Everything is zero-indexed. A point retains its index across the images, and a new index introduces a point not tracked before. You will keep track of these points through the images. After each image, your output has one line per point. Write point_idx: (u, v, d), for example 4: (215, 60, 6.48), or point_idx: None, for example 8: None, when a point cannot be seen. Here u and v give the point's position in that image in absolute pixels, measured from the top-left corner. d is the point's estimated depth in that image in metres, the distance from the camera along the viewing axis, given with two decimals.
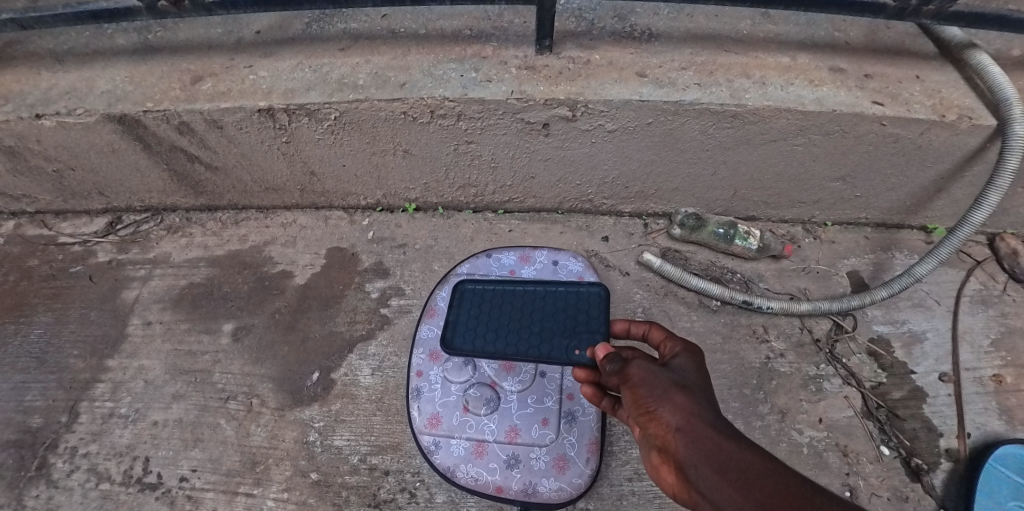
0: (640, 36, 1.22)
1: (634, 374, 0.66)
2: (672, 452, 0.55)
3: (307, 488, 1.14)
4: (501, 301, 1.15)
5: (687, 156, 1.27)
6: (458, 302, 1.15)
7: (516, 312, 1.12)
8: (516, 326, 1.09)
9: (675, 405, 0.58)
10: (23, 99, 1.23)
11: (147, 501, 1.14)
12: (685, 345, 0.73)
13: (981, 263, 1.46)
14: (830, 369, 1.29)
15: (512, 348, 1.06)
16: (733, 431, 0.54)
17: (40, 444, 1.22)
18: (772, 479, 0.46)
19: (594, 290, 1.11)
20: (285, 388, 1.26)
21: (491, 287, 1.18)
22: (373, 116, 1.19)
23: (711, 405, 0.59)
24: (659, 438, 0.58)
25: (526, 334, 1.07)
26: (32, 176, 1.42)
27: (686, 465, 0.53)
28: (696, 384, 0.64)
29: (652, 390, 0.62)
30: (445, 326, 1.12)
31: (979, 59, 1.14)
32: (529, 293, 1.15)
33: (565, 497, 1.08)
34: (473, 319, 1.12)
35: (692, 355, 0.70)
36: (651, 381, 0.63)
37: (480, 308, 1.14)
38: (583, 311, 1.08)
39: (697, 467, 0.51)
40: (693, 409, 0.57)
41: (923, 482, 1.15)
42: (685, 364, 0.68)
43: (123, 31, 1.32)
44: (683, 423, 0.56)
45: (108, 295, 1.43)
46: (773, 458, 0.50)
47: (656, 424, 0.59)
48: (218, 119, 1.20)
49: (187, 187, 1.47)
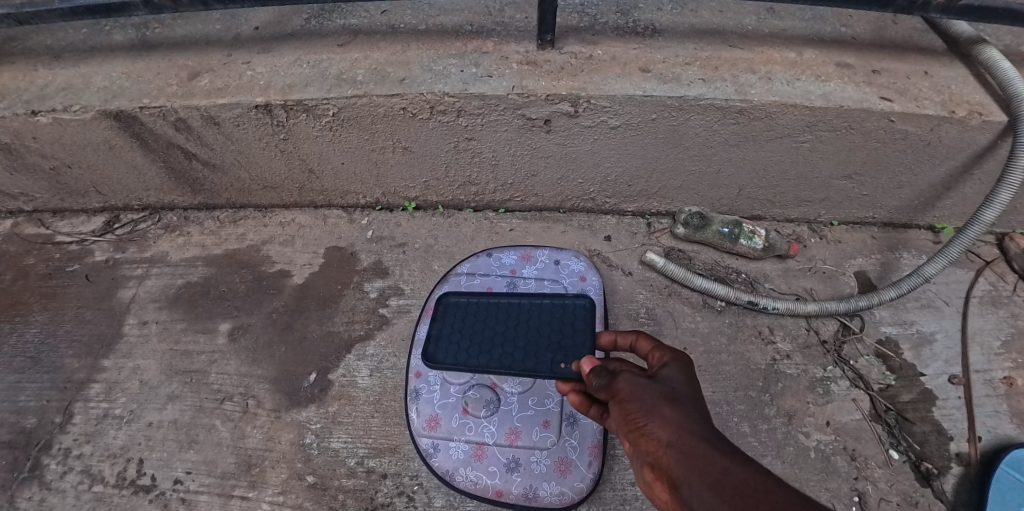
0: (644, 32, 1.21)
1: (622, 389, 0.64)
2: (665, 469, 0.53)
3: (303, 491, 1.11)
4: (485, 314, 1.11)
5: (692, 153, 1.25)
6: (440, 315, 1.11)
7: (500, 326, 1.08)
8: (500, 340, 1.05)
9: (666, 420, 0.56)
10: (19, 95, 1.21)
11: (140, 504, 1.12)
12: (675, 355, 0.70)
13: (991, 263, 1.43)
14: (837, 371, 1.27)
15: (497, 362, 1.01)
16: (726, 445, 0.52)
17: (34, 445, 1.21)
18: (768, 495, 0.44)
19: (581, 303, 1.09)
20: (282, 389, 1.24)
21: (475, 300, 1.14)
22: (372, 113, 1.17)
23: (703, 418, 0.57)
24: (652, 455, 0.56)
25: (511, 348, 1.03)
26: (29, 174, 1.41)
27: (680, 483, 0.51)
28: (687, 396, 0.61)
29: (642, 405, 0.59)
30: (427, 340, 1.06)
31: (989, 54, 1.12)
32: (514, 306, 1.11)
33: (567, 502, 1.05)
34: (456, 333, 1.08)
35: (682, 366, 0.67)
36: (640, 395, 0.61)
37: (463, 322, 1.10)
38: (570, 324, 1.05)
39: (690, 485, 0.49)
40: (684, 424, 0.55)
41: (934, 487, 1.12)
42: (675, 375, 0.66)
43: (121, 28, 1.31)
44: (674, 438, 0.54)
45: (104, 295, 1.42)
46: (769, 473, 0.47)
47: (647, 440, 0.56)
48: (215, 115, 1.19)
49: (185, 185, 1.45)
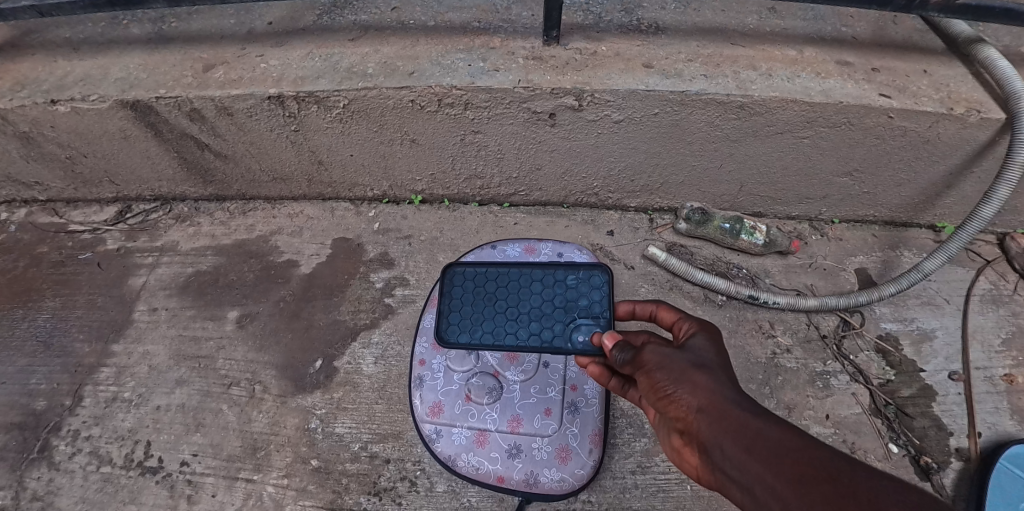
0: (647, 30, 1.23)
1: (648, 359, 0.68)
2: (696, 433, 0.59)
3: (306, 475, 1.13)
4: (494, 284, 1.11)
5: (693, 148, 1.27)
6: (448, 289, 1.11)
7: (511, 298, 1.08)
8: (512, 313, 1.06)
9: (695, 387, 0.61)
10: (38, 85, 1.25)
11: (147, 485, 1.14)
12: (700, 324, 0.73)
13: (992, 262, 1.44)
14: (837, 366, 1.28)
15: (511, 337, 1.04)
16: (756, 407, 0.57)
17: (43, 427, 1.23)
18: (802, 454, 0.49)
19: (595, 272, 1.06)
20: (287, 375, 1.26)
21: (482, 270, 1.12)
22: (381, 105, 1.20)
23: (732, 383, 0.61)
24: (682, 421, 0.61)
25: (524, 322, 1.04)
26: (44, 163, 1.44)
27: (712, 447, 0.56)
28: (716, 362, 0.65)
29: (670, 373, 0.64)
30: (437, 317, 1.08)
31: (988, 53, 1.14)
32: (524, 276, 1.10)
33: (567, 488, 1.07)
34: (467, 309, 1.08)
35: (708, 333, 0.70)
36: (667, 364, 0.65)
37: (471, 294, 1.10)
38: (584, 295, 1.04)
39: (722, 448, 0.55)
40: (714, 388, 0.60)
41: (933, 481, 1.13)
42: (701, 342, 0.69)
43: (138, 22, 1.35)
44: (705, 404, 0.59)
45: (115, 282, 1.44)
46: (799, 432, 0.53)
47: (676, 407, 0.62)
48: (229, 106, 1.22)
49: (197, 176, 1.48)
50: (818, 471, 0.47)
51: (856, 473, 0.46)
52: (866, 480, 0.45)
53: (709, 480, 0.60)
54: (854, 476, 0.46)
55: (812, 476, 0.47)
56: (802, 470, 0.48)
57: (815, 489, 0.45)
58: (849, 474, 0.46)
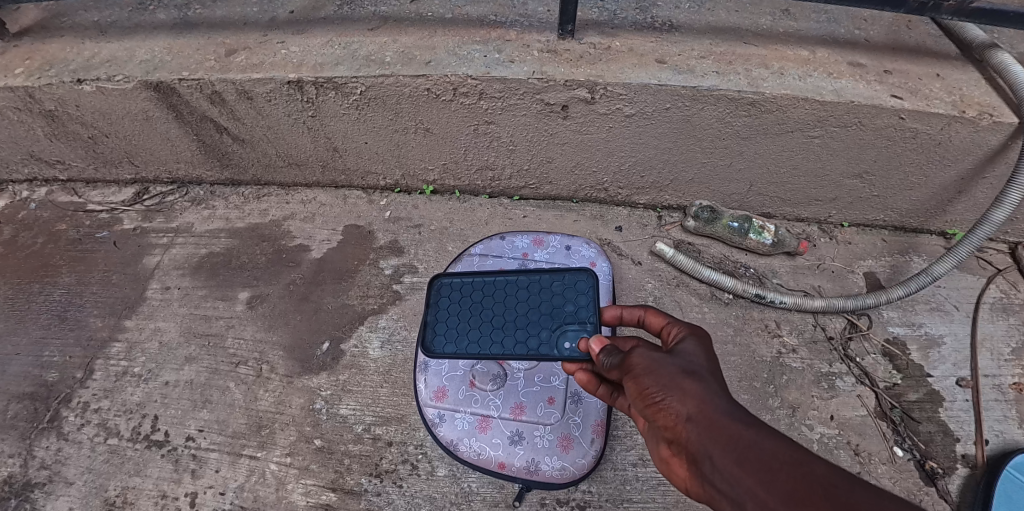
0: (661, 27, 1.25)
1: (637, 364, 0.68)
2: (684, 442, 0.59)
3: (309, 454, 1.14)
4: (480, 294, 1.12)
5: (705, 144, 1.28)
6: (433, 299, 1.12)
7: (498, 307, 1.09)
8: (499, 322, 1.06)
9: (684, 394, 0.60)
10: (66, 66, 1.28)
11: (152, 458, 1.16)
12: (689, 329, 0.75)
13: (1003, 271, 1.43)
14: (843, 368, 1.27)
15: (497, 346, 1.04)
16: (746, 417, 0.57)
17: (54, 399, 1.25)
18: (796, 469, 0.49)
19: (581, 276, 1.07)
20: (295, 355, 1.28)
21: (468, 280, 1.14)
22: (397, 93, 1.22)
23: (722, 390, 0.61)
24: (671, 430, 0.61)
25: (510, 331, 1.05)
26: (68, 141, 1.47)
27: (703, 458, 0.56)
28: (705, 367, 0.66)
29: (659, 379, 0.64)
30: (424, 328, 1.08)
31: (1001, 58, 1.14)
32: (509, 284, 1.11)
33: (568, 477, 1.07)
34: (453, 319, 1.09)
35: (697, 338, 0.72)
36: (657, 370, 0.65)
37: (458, 304, 1.11)
38: (571, 300, 1.05)
39: (712, 459, 0.55)
40: (704, 396, 0.60)
41: (938, 486, 1.12)
42: (691, 347, 0.70)
43: (164, 8, 1.39)
44: (694, 413, 0.58)
45: (130, 259, 1.47)
46: (793, 445, 0.52)
47: (666, 415, 0.61)
48: (249, 90, 1.25)
49: (214, 160, 1.51)
50: (812, 485, 0.47)
51: (855, 488, 0.45)
52: (864, 497, 0.44)
53: (697, 492, 0.60)
54: (851, 492, 0.45)
55: (804, 492, 0.46)
56: (794, 485, 0.48)
57: (810, 505, 0.45)
58: (847, 488, 0.46)
